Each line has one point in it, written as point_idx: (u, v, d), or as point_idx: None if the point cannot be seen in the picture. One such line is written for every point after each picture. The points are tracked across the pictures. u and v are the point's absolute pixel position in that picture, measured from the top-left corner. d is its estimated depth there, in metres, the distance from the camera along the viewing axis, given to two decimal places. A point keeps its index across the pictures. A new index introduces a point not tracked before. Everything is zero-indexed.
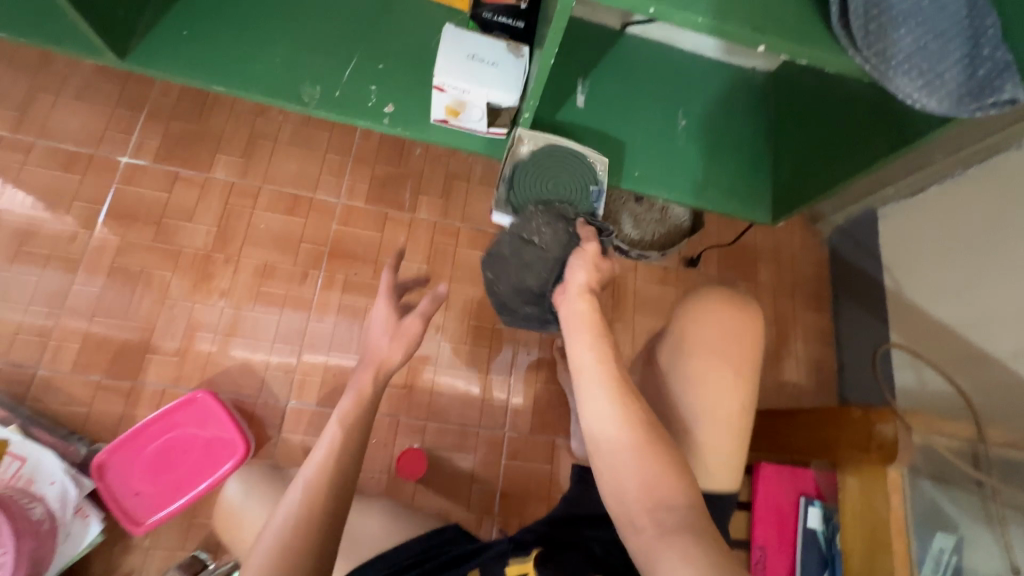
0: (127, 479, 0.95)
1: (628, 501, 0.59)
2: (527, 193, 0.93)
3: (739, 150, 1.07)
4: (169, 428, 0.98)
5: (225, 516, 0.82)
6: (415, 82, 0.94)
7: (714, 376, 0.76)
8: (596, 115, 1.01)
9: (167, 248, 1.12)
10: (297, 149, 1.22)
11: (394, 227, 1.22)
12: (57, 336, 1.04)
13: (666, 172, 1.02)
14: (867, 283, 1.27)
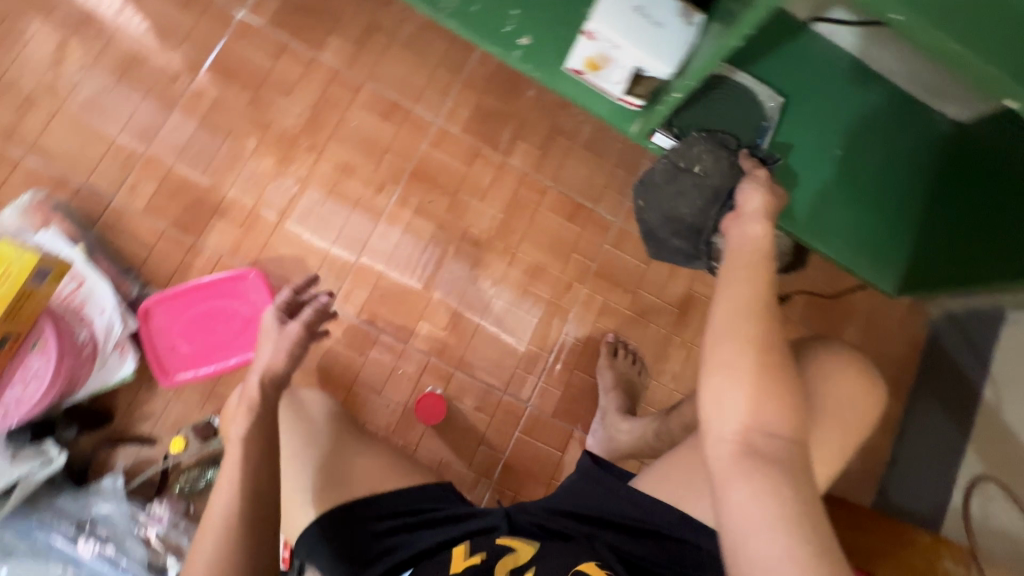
0: (167, 331, 0.97)
1: (724, 417, 0.54)
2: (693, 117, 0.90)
3: (888, 201, 0.91)
4: (217, 294, 0.99)
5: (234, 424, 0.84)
6: (563, 19, 0.82)
7: (819, 440, 0.67)
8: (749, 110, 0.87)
9: (259, 117, 1.09)
10: (410, 53, 1.15)
11: (482, 166, 1.15)
12: (136, 172, 1.05)
13: (800, 198, 0.89)
14: (961, 386, 1.13)
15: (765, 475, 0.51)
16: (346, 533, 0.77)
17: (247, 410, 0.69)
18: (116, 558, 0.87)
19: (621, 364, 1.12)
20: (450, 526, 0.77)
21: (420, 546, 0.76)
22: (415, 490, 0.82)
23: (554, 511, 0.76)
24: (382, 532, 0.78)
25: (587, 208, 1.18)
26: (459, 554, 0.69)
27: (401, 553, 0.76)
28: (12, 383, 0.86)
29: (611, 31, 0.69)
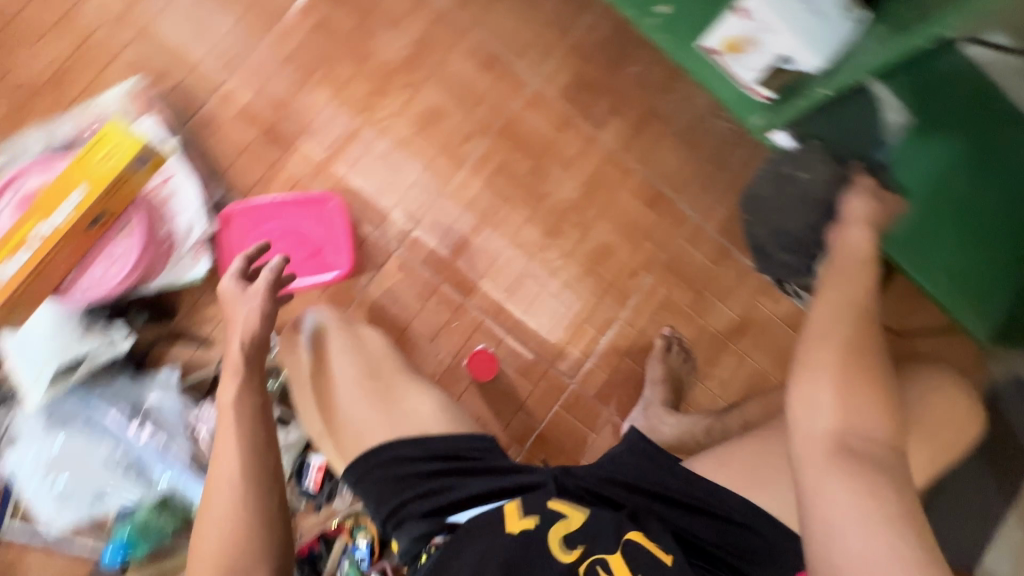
0: (252, 240, 0.98)
1: (813, 421, 0.56)
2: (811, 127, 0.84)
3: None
4: (306, 217, 1.01)
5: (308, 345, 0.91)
6: None
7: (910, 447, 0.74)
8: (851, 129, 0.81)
9: (360, 45, 1.07)
10: (520, 7, 1.12)
11: (571, 135, 1.13)
12: (233, 79, 1.04)
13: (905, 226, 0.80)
14: None
15: (862, 475, 0.52)
16: (392, 468, 0.78)
17: (234, 372, 0.74)
18: (164, 444, 0.91)
19: (673, 361, 1.10)
20: (497, 478, 0.78)
21: (466, 492, 0.77)
22: (465, 435, 0.81)
23: (602, 479, 0.78)
24: (430, 474, 0.78)
25: (668, 198, 1.15)
26: (513, 512, 0.70)
27: (447, 496, 0.77)
28: (96, 262, 0.88)
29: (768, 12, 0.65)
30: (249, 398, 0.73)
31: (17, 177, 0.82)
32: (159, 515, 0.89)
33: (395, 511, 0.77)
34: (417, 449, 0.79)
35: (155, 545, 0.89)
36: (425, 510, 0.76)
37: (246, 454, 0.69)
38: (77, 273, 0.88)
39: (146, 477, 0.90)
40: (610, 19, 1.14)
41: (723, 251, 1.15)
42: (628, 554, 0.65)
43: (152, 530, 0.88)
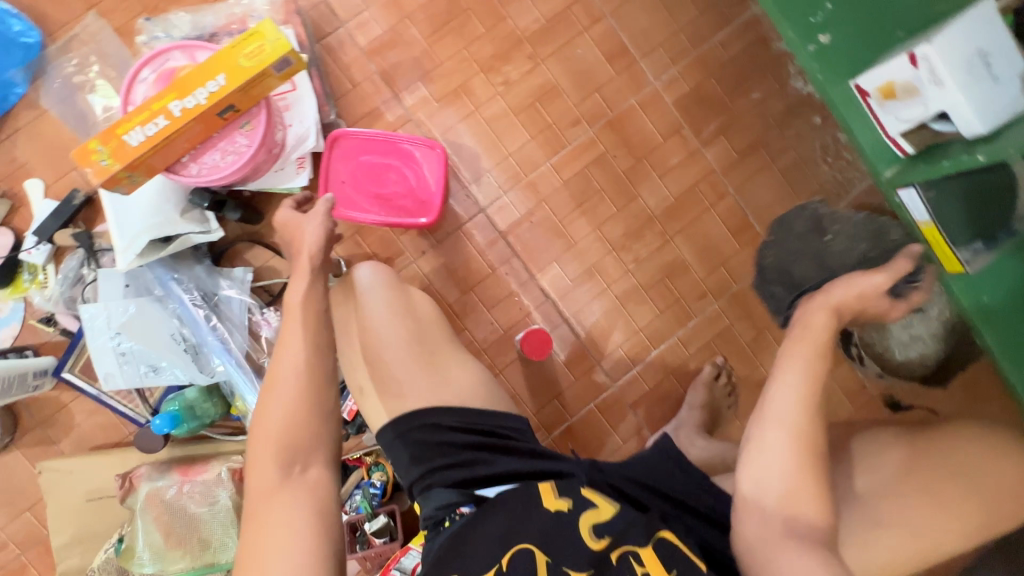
0: (350, 163, 1.00)
1: (767, 508, 0.63)
2: (956, 197, 0.73)
3: None
4: (403, 157, 1.01)
5: (348, 295, 0.85)
6: (874, 34, 0.74)
7: (963, 496, 0.70)
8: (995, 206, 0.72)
9: (497, 7, 1.08)
10: (660, 7, 1.11)
11: (676, 144, 1.11)
12: (370, 11, 1.06)
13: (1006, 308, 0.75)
14: None
15: (810, 555, 0.61)
16: (423, 432, 0.76)
17: (304, 273, 0.74)
18: (225, 337, 0.95)
19: (716, 390, 1.09)
20: (528, 460, 0.76)
21: (496, 470, 0.75)
22: (507, 415, 0.80)
23: (632, 481, 0.77)
24: (461, 445, 0.76)
25: (755, 231, 1.13)
26: (548, 491, 0.70)
27: (475, 470, 0.74)
28: (213, 150, 0.87)
29: (942, 64, 0.63)
30: (313, 302, 0.73)
31: (163, 53, 0.86)
32: (205, 400, 0.93)
33: (423, 476, 0.75)
34: (454, 419, 0.77)
35: (196, 428, 0.93)
36: (452, 480, 0.74)
37: (312, 347, 0.71)
38: (190, 156, 0.87)
39: (202, 361, 0.93)
40: (745, 39, 1.12)
41: None
42: (662, 551, 0.65)
43: (196, 413, 0.92)
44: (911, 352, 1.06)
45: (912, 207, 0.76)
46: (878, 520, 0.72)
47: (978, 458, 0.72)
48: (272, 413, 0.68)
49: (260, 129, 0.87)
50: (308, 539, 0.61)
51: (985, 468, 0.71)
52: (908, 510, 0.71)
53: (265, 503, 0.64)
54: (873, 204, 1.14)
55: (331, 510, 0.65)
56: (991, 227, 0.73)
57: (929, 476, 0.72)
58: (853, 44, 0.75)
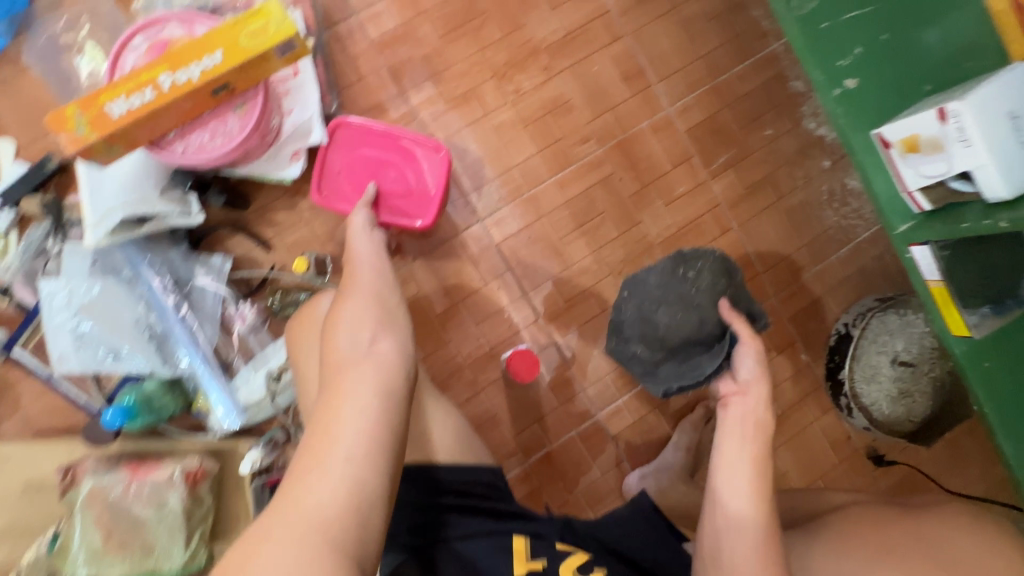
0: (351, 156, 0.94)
1: None
2: (969, 261, 0.71)
3: None
4: (409, 155, 0.94)
5: (315, 306, 0.75)
6: (899, 86, 0.73)
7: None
8: (1002, 276, 0.71)
9: (516, 14, 1.05)
10: (680, 32, 1.09)
11: (684, 173, 1.09)
12: (385, 4, 1.02)
13: (995, 373, 0.74)
14: None
15: None
16: (414, 492, 0.70)
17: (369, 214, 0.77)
18: (193, 330, 0.90)
19: (702, 431, 1.06)
20: (503, 522, 0.71)
21: (466, 533, 0.69)
22: (486, 468, 0.75)
23: (603, 544, 0.73)
24: (452, 507, 0.70)
25: (755, 269, 1.11)
26: (520, 553, 0.68)
27: (444, 533, 0.68)
28: (201, 129, 0.82)
29: (973, 123, 0.61)
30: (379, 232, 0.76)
31: (157, 21, 0.81)
32: (166, 393, 0.87)
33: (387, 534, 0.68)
34: (447, 475, 0.72)
35: (152, 422, 0.87)
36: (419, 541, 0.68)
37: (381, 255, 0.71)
38: (176, 133, 0.81)
39: (167, 352, 0.88)
40: (762, 75, 1.10)
41: (789, 340, 1.12)
42: None
43: (153, 407, 0.86)
44: (898, 408, 1.04)
45: (923, 265, 0.73)
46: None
47: (969, 550, 0.68)
48: (355, 305, 0.64)
49: (255, 113, 0.82)
50: (376, 418, 0.54)
51: (975, 561, 0.67)
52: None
53: (341, 373, 0.57)
54: (873, 254, 1.13)
55: (400, 395, 0.57)
56: (998, 294, 0.72)
57: (909, 566, 0.68)
58: (877, 94, 0.73)
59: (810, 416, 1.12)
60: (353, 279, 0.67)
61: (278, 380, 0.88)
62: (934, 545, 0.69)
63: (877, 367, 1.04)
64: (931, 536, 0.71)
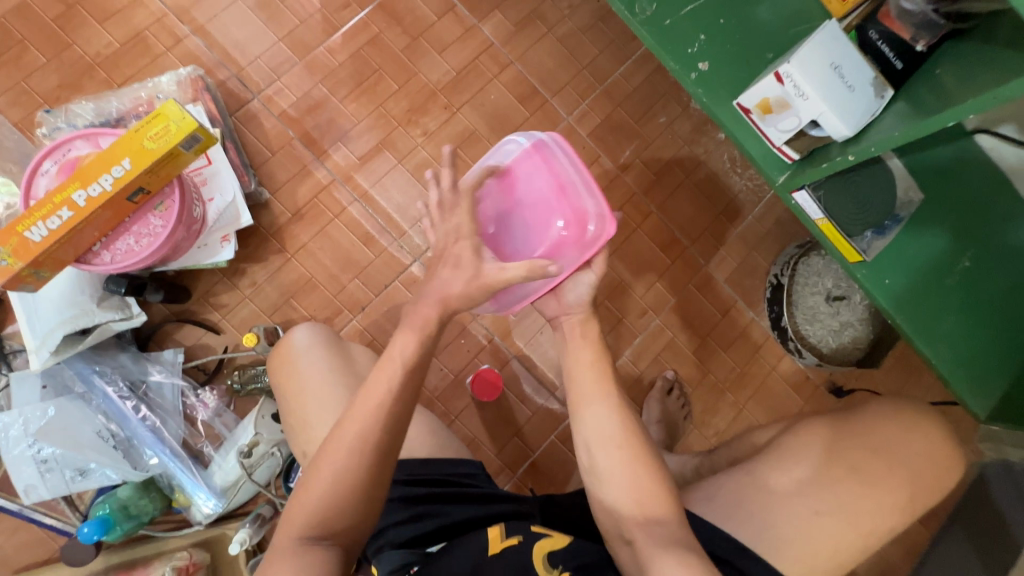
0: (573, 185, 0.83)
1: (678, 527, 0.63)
2: (840, 193, 0.81)
3: (1013, 351, 0.84)
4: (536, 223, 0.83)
5: (283, 357, 0.83)
6: (745, 58, 0.82)
7: (870, 473, 0.71)
8: (876, 201, 0.81)
9: (408, 63, 1.12)
10: (561, 49, 1.18)
11: (596, 173, 1.17)
12: (284, 80, 1.08)
13: (892, 282, 0.83)
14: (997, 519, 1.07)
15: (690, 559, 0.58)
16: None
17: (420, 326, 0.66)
18: (157, 426, 0.91)
19: (671, 404, 1.11)
20: (484, 504, 0.75)
21: (450, 520, 0.73)
22: (451, 460, 0.79)
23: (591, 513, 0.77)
24: (422, 498, 0.74)
25: (682, 244, 1.19)
26: (496, 534, 0.66)
27: (429, 523, 0.72)
28: (125, 235, 0.85)
29: (803, 80, 0.70)
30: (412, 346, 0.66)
31: (63, 143, 0.84)
32: (141, 497, 0.88)
33: (377, 534, 0.72)
34: (409, 471, 0.76)
35: (133, 528, 0.87)
36: (404, 538, 0.71)
37: (395, 380, 0.64)
38: (101, 243, 0.84)
39: (135, 457, 0.88)
40: (644, 70, 1.20)
41: (730, 301, 1.19)
42: None
43: (132, 512, 0.87)
44: (844, 338, 1.10)
45: (807, 208, 0.82)
46: (815, 511, 0.70)
47: (893, 435, 0.73)
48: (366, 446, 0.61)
49: (175, 210, 0.85)
50: None
51: (897, 442, 0.73)
52: (838, 496, 0.70)
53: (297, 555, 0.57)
54: (783, 205, 1.22)
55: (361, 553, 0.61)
56: (876, 217, 0.81)
57: (844, 457, 0.72)
58: (727, 69, 0.82)
59: (766, 365, 1.19)
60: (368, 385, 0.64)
61: (249, 455, 0.89)
62: (867, 438, 0.73)
63: (812, 305, 1.11)
64: (865, 426, 0.74)
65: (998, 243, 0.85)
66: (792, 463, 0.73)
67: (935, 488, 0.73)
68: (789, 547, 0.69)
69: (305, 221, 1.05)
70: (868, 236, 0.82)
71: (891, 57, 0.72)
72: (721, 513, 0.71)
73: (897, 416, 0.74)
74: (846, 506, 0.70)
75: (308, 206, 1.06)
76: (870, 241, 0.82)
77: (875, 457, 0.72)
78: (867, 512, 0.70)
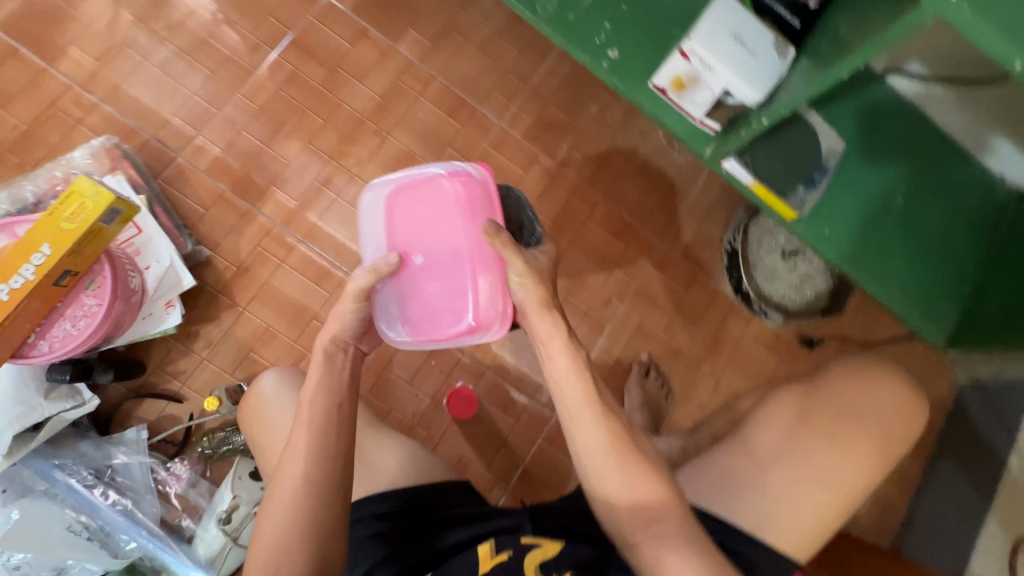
0: (455, 172, 0.74)
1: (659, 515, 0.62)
2: (767, 155, 0.82)
3: (955, 280, 0.88)
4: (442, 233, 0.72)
5: (251, 409, 0.81)
6: (653, 40, 0.83)
7: (840, 435, 0.72)
8: (801, 158, 0.83)
9: (329, 96, 1.11)
10: (481, 55, 1.18)
11: (536, 172, 1.17)
12: (205, 134, 1.06)
13: (832, 232, 0.85)
14: (980, 444, 1.09)
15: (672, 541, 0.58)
16: (356, 530, 0.72)
17: None
18: (130, 509, 0.88)
19: (649, 386, 1.12)
20: (479, 523, 0.74)
21: (442, 549, 0.71)
22: (436, 483, 0.78)
23: (579, 514, 0.76)
24: (408, 529, 0.72)
25: (634, 227, 1.19)
26: (485, 554, 0.65)
27: (420, 554, 0.70)
28: (61, 320, 0.82)
29: (707, 54, 0.72)
30: None
31: None
32: None
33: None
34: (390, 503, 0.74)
35: None
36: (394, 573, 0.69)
37: None
38: (37, 334, 0.81)
39: (112, 545, 0.85)
40: (566, 64, 1.21)
41: (690, 275, 1.20)
42: None
43: None
44: (804, 293, 1.15)
45: (738, 174, 0.83)
46: (792, 471, 0.71)
47: (856, 394, 0.74)
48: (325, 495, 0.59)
49: (108, 286, 0.82)
50: None
51: (861, 400, 0.74)
52: (812, 453, 0.72)
53: None
54: None
55: None
56: (805, 173, 0.83)
57: (813, 420, 0.73)
58: (637, 53, 0.83)
59: (736, 330, 1.20)
60: (319, 416, 0.65)
61: (229, 521, 0.87)
62: (833, 399, 0.74)
63: (769, 266, 1.15)
64: (830, 389, 0.75)
65: (922, 179, 0.88)
66: (764, 434, 0.74)
67: (905, 438, 0.74)
68: (775, 517, 0.70)
69: (251, 272, 1.03)
70: (802, 192, 0.84)
71: (789, 17, 0.74)
72: (705, 490, 0.72)
73: (857, 372, 0.76)
74: (821, 462, 0.71)
75: (252, 257, 1.04)
76: (804, 197, 0.83)
77: (843, 419, 0.73)
78: (842, 467, 0.71)
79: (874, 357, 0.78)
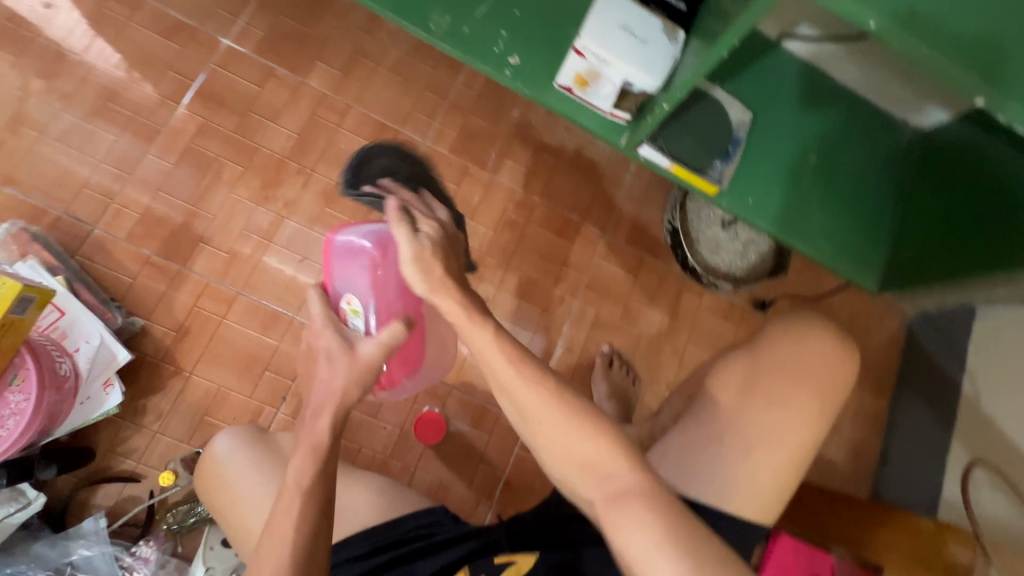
0: (378, 237, 0.70)
1: None
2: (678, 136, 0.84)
3: (877, 224, 0.91)
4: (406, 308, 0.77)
5: (208, 475, 0.78)
6: (552, 42, 0.84)
7: (784, 395, 0.74)
8: (710, 134, 0.85)
9: (245, 142, 1.08)
10: (395, 77, 1.17)
11: (470, 184, 1.17)
12: (119, 200, 1.02)
13: (756, 199, 0.87)
14: (936, 374, 1.13)
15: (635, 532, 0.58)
16: None
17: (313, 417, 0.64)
18: None
19: (615, 375, 1.12)
20: (451, 548, 0.73)
21: None
22: (409, 515, 0.76)
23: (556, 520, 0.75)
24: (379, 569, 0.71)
25: (575, 222, 1.20)
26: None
27: None
28: None
29: (599, 48, 0.74)
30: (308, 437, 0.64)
31: None
32: None
33: None
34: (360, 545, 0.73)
35: None
36: None
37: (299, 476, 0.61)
38: None
39: None
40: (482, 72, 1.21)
41: (637, 259, 1.22)
42: None
43: None
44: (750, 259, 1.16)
45: (655, 159, 0.84)
46: (750, 439, 0.72)
47: (791, 352, 0.76)
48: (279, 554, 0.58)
49: (34, 378, 0.79)
50: None
51: (796, 358, 0.76)
52: (767, 417, 0.73)
53: None
54: None
55: None
56: (718, 148, 0.85)
57: (759, 386, 0.75)
58: (539, 56, 0.83)
59: (691, 305, 1.22)
60: None
61: None
62: (769, 362, 0.76)
63: (712, 237, 1.16)
64: (765, 352, 0.77)
65: (830, 134, 0.92)
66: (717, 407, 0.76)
67: (845, 381, 0.77)
68: (738, 486, 0.71)
69: (192, 334, 1.00)
70: (721, 167, 0.86)
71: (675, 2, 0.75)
72: (676, 472, 0.73)
73: (788, 330, 0.78)
74: (777, 424, 0.73)
75: (190, 319, 1.00)
76: (723, 171, 0.85)
77: (783, 379, 0.75)
78: (794, 426, 0.73)
79: (803, 314, 0.81)
